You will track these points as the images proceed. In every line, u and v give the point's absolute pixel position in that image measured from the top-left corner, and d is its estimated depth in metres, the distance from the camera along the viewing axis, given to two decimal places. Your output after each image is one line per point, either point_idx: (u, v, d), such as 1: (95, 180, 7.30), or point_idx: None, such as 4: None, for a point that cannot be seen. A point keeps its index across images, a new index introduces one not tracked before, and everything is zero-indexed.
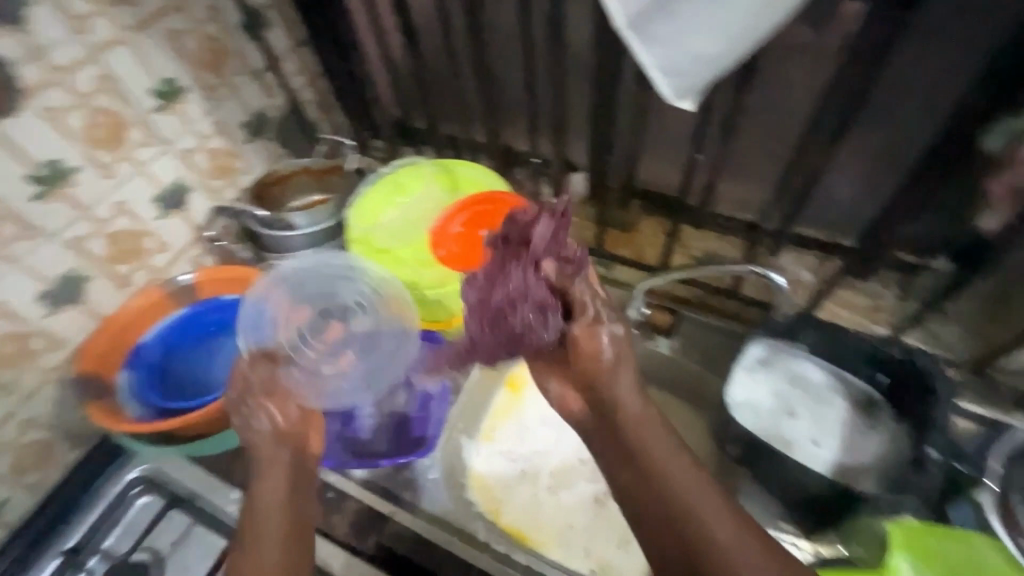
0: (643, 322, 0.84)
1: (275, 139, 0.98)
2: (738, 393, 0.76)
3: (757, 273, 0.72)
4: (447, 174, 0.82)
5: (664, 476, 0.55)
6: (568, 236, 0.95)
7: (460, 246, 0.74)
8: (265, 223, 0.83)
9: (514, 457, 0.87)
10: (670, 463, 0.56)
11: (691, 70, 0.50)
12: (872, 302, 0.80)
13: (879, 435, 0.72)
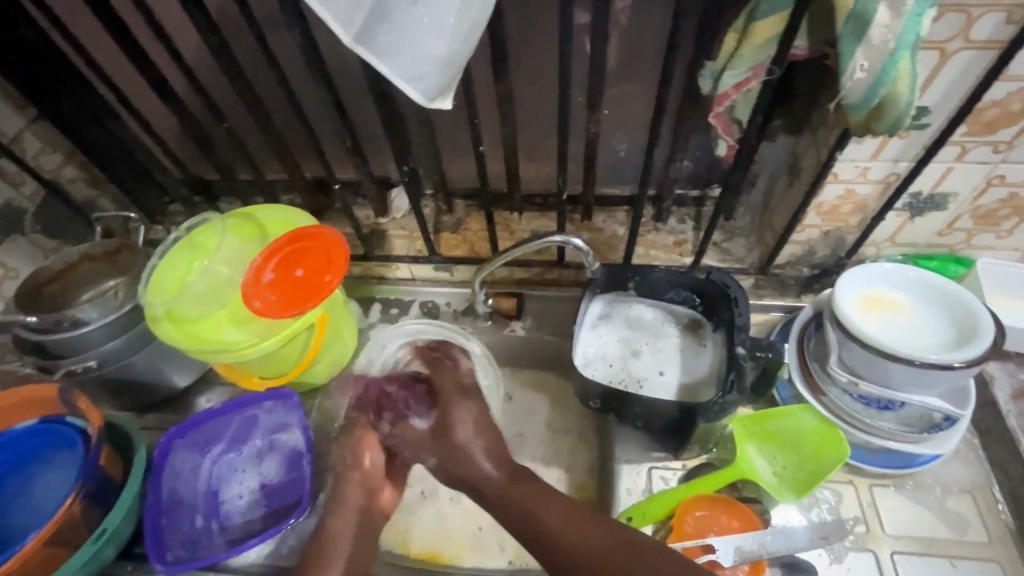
0: (494, 313, 0.90)
1: (41, 230, 0.86)
2: (588, 351, 0.82)
3: (562, 241, 0.78)
4: (249, 222, 0.77)
5: (549, 524, 0.59)
6: (402, 251, 0.94)
7: (278, 292, 0.69)
8: (42, 328, 0.72)
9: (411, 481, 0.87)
10: (535, 504, 0.62)
11: (429, 72, 0.51)
12: (677, 237, 0.89)
13: (710, 350, 0.82)
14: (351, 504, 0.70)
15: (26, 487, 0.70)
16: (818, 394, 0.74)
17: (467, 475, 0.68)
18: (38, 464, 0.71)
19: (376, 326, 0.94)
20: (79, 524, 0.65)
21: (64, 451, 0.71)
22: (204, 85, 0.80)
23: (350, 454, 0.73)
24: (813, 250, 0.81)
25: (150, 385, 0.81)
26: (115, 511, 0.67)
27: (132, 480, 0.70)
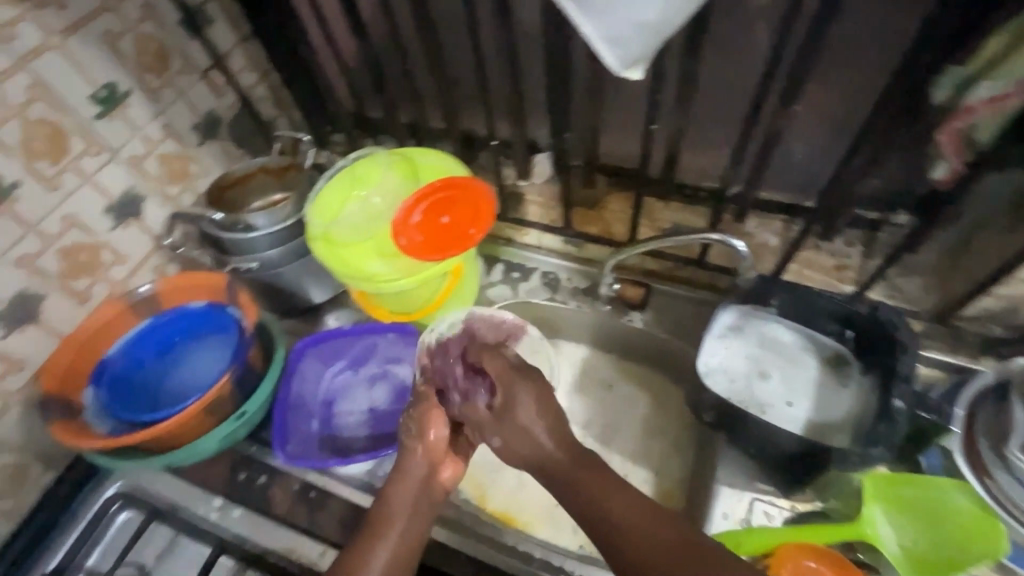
0: (615, 298, 0.87)
1: (230, 139, 0.96)
2: (711, 359, 0.77)
3: (720, 241, 0.72)
4: (407, 161, 0.80)
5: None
6: (536, 218, 0.95)
7: (423, 235, 0.72)
8: (223, 225, 0.81)
9: None
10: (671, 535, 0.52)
11: (634, 39, 0.49)
12: (838, 260, 0.80)
13: (852, 392, 0.73)
14: (410, 478, 0.66)
15: (186, 357, 0.81)
16: (983, 476, 0.63)
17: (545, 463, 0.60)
18: (201, 339, 0.82)
19: (495, 286, 0.95)
20: (227, 400, 0.73)
21: (220, 334, 0.81)
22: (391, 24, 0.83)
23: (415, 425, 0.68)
24: (1016, 309, 0.68)
25: (294, 294, 0.89)
26: (254, 397, 0.75)
27: (269, 374, 0.78)
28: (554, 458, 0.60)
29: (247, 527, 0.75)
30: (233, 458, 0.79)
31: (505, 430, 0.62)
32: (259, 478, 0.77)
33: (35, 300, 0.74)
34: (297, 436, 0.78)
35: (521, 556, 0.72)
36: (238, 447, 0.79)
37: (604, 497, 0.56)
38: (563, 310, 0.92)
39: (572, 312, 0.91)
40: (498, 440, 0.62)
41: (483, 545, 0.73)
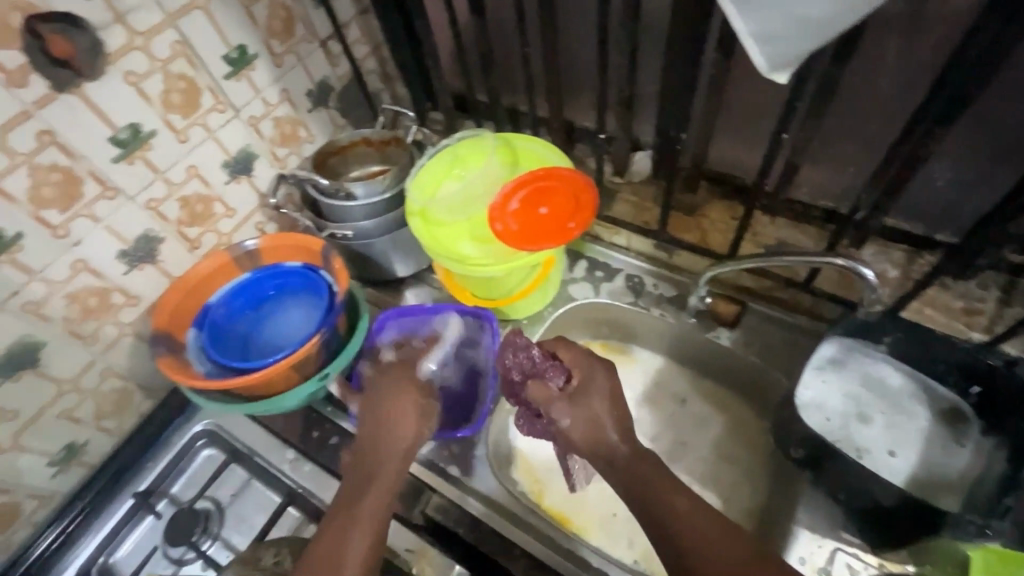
0: (704, 311, 0.83)
1: (337, 108, 0.99)
2: (806, 392, 0.72)
3: (845, 265, 0.65)
4: (509, 147, 0.80)
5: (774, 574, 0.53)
6: (628, 218, 0.91)
7: (519, 223, 0.71)
8: (325, 191, 0.84)
9: None
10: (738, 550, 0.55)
11: (791, 37, 0.45)
12: (967, 304, 0.72)
13: (967, 452, 0.66)
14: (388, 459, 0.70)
15: (278, 314, 0.84)
16: None
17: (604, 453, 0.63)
18: (295, 297, 0.85)
19: (576, 282, 0.92)
20: (312, 360, 0.76)
21: (312, 296, 0.84)
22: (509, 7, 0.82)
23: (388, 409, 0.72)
24: None
25: (381, 266, 0.92)
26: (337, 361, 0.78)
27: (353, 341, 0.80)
28: (618, 451, 0.63)
29: (313, 482, 0.78)
30: (309, 415, 0.82)
31: (577, 412, 0.65)
32: (331, 439, 0.80)
33: (153, 243, 0.79)
34: None
35: (576, 562, 0.70)
36: (313, 405, 0.82)
37: (669, 500, 0.59)
38: (644, 317, 0.88)
39: (653, 320, 0.87)
40: (568, 419, 0.64)
41: (541, 544, 0.71)
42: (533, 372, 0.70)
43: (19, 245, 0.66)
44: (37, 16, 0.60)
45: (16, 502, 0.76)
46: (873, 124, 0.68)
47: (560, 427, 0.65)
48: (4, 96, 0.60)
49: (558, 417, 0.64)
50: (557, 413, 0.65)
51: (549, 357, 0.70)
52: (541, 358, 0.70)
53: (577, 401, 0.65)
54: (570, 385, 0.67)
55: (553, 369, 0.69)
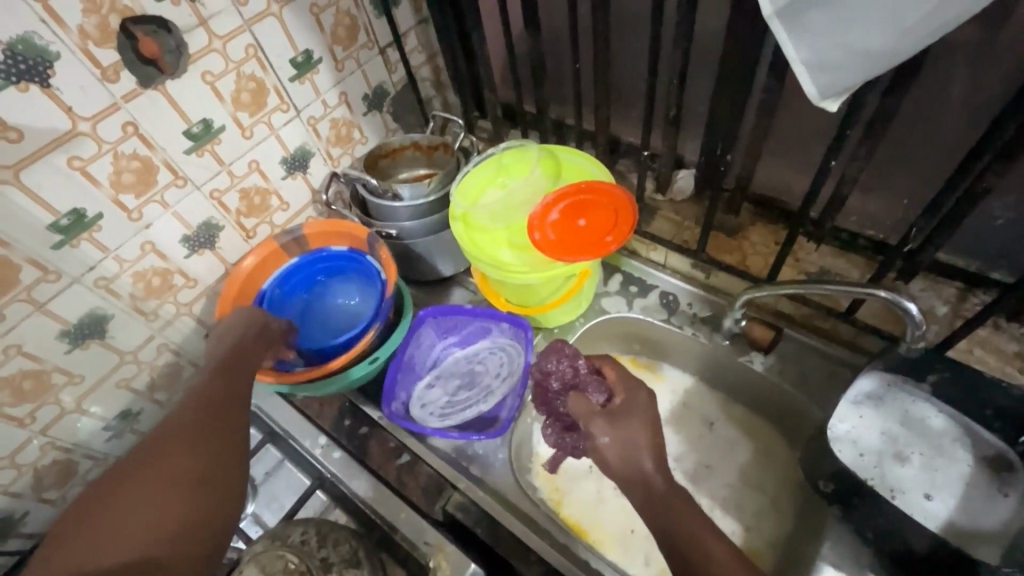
0: (738, 335, 0.81)
1: (390, 113, 1.03)
2: (840, 426, 0.70)
3: (888, 298, 0.63)
4: (552, 159, 0.81)
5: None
6: (667, 235, 0.91)
7: (558, 234, 0.72)
8: (374, 191, 0.88)
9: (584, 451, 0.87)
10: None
11: (846, 67, 0.45)
12: (1022, 348, 0.69)
13: (1013, 504, 0.63)
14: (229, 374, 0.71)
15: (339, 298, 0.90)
16: None
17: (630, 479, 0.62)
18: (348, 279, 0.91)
19: (610, 295, 0.93)
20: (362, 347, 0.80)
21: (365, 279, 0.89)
22: (562, 23, 0.84)
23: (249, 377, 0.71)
24: None
25: (421, 267, 0.95)
26: (383, 348, 0.82)
27: (397, 332, 0.83)
28: (653, 483, 0.60)
29: (343, 470, 0.80)
30: (343, 404, 0.86)
31: (616, 432, 0.64)
32: (361, 429, 0.84)
33: (213, 230, 0.85)
34: (401, 397, 0.83)
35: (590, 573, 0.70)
36: (348, 395, 0.86)
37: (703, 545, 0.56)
38: (676, 335, 0.88)
39: (685, 339, 0.87)
40: (609, 437, 0.63)
41: (555, 550, 0.72)
42: (575, 382, 0.70)
43: (98, 224, 0.72)
44: (131, 18, 0.66)
45: (74, 460, 0.82)
46: (928, 156, 0.66)
47: (597, 444, 0.64)
48: (97, 90, 0.66)
49: (599, 433, 0.64)
50: (596, 429, 0.64)
51: (595, 372, 0.70)
52: (585, 370, 0.70)
53: (617, 421, 0.64)
54: (612, 402, 0.66)
55: (597, 384, 0.68)
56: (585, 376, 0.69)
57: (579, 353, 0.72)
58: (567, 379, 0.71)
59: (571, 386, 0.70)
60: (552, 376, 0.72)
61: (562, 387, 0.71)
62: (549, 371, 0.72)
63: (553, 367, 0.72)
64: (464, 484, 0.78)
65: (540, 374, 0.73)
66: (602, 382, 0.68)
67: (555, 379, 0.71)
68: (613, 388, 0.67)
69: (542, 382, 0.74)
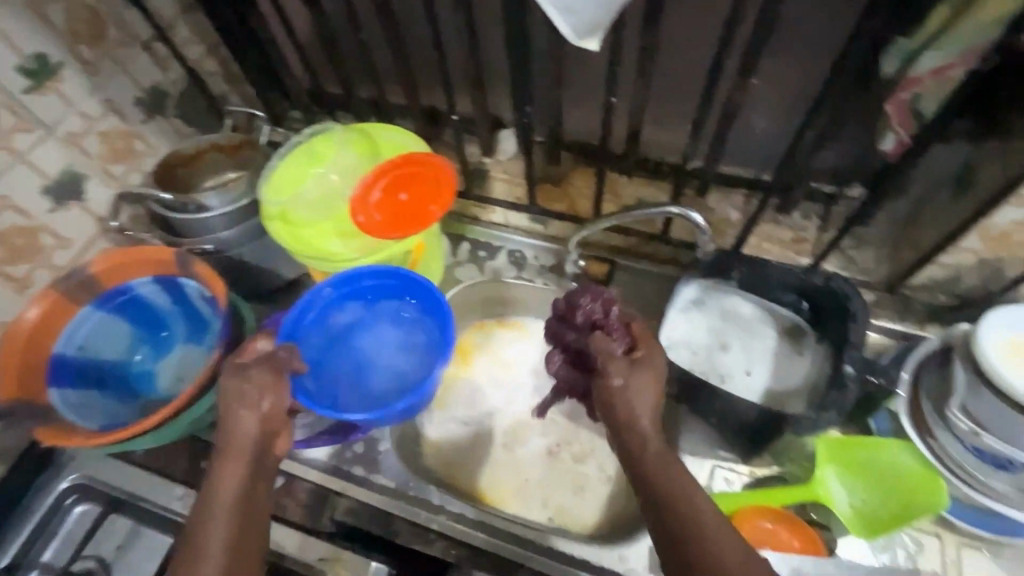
0: (581, 276, 0.87)
1: (178, 116, 0.91)
2: (674, 333, 0.79)
3: (679, 213, 0.72)
4: (364, 138, 0.78)
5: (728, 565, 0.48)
6: (501, 195, 0.95)
7: (384, 213, 0.70)
8: (172, 206, 0.78)
9: (466, 421, 0.87)
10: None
11: (588, 5, 0.48)
12: (796, 233, 0.82)
13: (807, 360, 0.76)
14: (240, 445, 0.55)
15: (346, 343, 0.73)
16: (924, 434, 0.67)
17: (622, 425, 0.57)
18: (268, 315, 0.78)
19: (461, 265, 0.94)
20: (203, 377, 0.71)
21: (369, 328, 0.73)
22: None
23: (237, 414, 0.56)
24: (960, 277, 0.71)
25: (255, 278, 0.87)
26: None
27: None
28: (647, 438, 0.56)
29: None
30: (195, 445, 0.77)
31: (632, 377, 0.58)
32: None
33: None
34: None
35: (486, 529, 0.71)
36: (198, 434, 0.77)
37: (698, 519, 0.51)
38: (530, 288, 0.91)
39: (538, 290, 0.91)
40: (623, 380, 0.57)
41: (450, 521, 0.72)
42: (599, 324, 0.67)
43: None
44: None
45: None
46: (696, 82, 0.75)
47: (608, 386, 0.58)
48: None
49: (614, 373, 0.58)
50: (613, 369, 0.58)
51: (623, 323, 0.65)
52: (614, 315, 0.66)
53: (635, 365, 0.59)
54: (634, 352, 0.60)
55: (621, 332, 0.64)
56: (615, 321, 0.65)
57: (615, 302, 0.68)
58: (592, 315, 0.68)
59: (595, 324, 0.67)
60: (581, 311, 0.69)
61: (586, 321, 0.69)
62: (574, 302, 0.70)
63: (590, 301, 0.69)
64: (349, 488, 0.74)
65: (566, 308, 0.71)
66: (627, 332, 0.64)
67: (582, 314, 0.69)
68: (637, 339, 0.62)
69: (565, 317, 0.72)
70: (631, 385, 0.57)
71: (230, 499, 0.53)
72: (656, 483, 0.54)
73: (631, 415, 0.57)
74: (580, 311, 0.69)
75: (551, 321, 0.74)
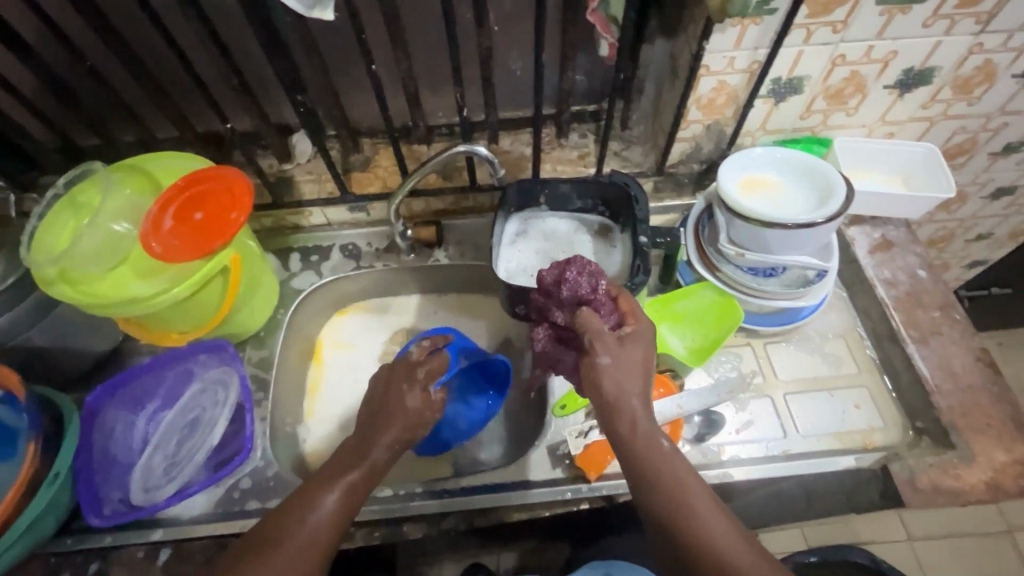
0: (413, 244, 0.91)
1: None
2: (510, 265, 0.87)
3: (467, 151, 0.77)
4: (138, 172, 0.73)
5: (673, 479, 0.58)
6: (313, 195, 0.92)
7: (184, 238, 0.67)
8: None
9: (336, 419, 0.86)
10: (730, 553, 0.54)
11: None
12: (580, 151, 0.94)
13: (619, 249, 0.87)
14: (400, 420, 0.66)
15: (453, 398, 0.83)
16: (715, 271, 0.83)
17: (609, 388, 0.62)
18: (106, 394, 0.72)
19: (297, 275, 0.92)
20: (26, 474, 0.63)
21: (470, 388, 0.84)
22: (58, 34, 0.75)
23: (395, 393, 0.67)
24: (700, 145, 0.88)
25: (61, 361, 0.77)
26: (63, 454, 0.65)
27: (69, 436, 0.67)
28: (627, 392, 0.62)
29: None
30: (48, 561, 0.67)
31: (620, 355, 0.63)
32: (90, 566, 0.67)
33: None
34: (113, 498, 0.68)
35: (400, 498, 0.72)
36: (48, 547, 0.67)
37: (673, 480, 0.58)
38: (373, 274, 0.94)
39: (381, 272, 0.93)
40: (610, 358, 0.62)
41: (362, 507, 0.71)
42: (586, 299, 0.68)
43: None
44: None
45: None
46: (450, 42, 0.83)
47: (596, 365, 0.63)
48: None
49: (601, 353, 0.62)
50: (602, 350, 0.63)
51: (612, 301, 0.68)
52: (602, 291, 0.68)
53: (624, 343, 0.64)
54: (622, 329, 0.65)
55: (608, 309, 0.67)
56: (602, 299, 0.68)
57: (601, 276, 0.70)
58: (578, 293, 0.68)
59: (582, 301, 0.68)
60: (567, 286, 0.69)
61: (573, 299, 0.69)
62: (563, 275, 0.70)
63: (582, 277, 0.69)
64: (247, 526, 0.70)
65: (554, 282, 0.71)
66: (614, 309, 0.68)
67: (568, 290, 0.69)
68: (625, 315, 0.66)
69: (551, 292, 0.72)
70: (619, 363, 0.62)
71: (365, 461, 0.63)
72: (643, 458, 0.59)
73: (618, 389, 0.62)
74: (569, 287, 0.69)
75: (535, 296, 0.74)
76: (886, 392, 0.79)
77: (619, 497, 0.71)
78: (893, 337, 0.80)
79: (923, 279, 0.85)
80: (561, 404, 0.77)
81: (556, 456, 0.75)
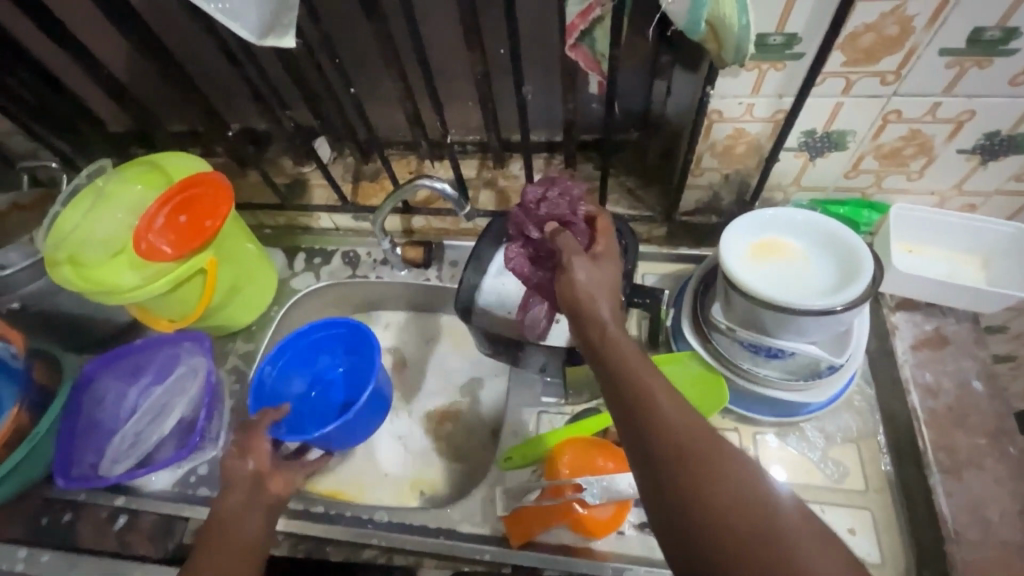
0: (403, 261, 0.91)
1: None
2: (488, 298, 0.82)
3: (426, 186, 0.75)
4: (152, 170, 0.79)
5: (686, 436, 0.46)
6: (320, 201, 0.95)
7: (173, 238, 0.72)
8: None
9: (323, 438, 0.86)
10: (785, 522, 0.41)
11: (247, 7, 0.51)
12: (590, 185, 0.88)
13: None
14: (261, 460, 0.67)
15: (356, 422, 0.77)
16: (706, 342, 0.73)
17: (580, 308, 0.57)
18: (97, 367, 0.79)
19: (298, 275, 0.96)
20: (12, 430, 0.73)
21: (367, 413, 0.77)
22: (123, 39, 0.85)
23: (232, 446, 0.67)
24: (719, 195, 0.78)
25: (81, 328, 0.87)
26: (46, 416, 0.75)
27: (60, 393, 0.77)
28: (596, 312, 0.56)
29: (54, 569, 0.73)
30: (35, 503, 0.77)
31: (596, 270, 0.59)
32: (63, 516, 0.76)
33: None
34: (87, 461, 0.76)
35: (332, 517, 0.73)
36: (35, 491, 0.77)
37: (692, 434, 0.46)
38: (364, 284, 0.94)
39: (372, 284, 0.94)
40: (587, 274, 0.58)
41: (294, 517, 0.73)
42: (561, 220, 0.68)
43: None
44: None
45: None
46: (454, 63, 0.80)
47: (572, 279, 0.58)
48: None
49: (578, 268, 0.59)
50: (577, 263, 0.59)
51: (586, 223, 0.67)
52: (579, 213, 0.67)
53: (599, 260, 0.61)
54: (595, 247, 0.63)
55: (581, 231, 0.67)
56: (578, 219, 0.67)
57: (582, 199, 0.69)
58: (556, 211, 0.68)
59: (559, 219, 0.68)
60: (545, 204, 0.69)
61: (551, 218, 0.68)
62: (544, 195, 0.69)
63: (558, 192, 0.69)
64: (191, 511, 0.75)
65: (534, 200, 0.70)
66: (588, 232, 0.67)
67: (546, 207, 0.68)
68: (597, 236, 0.65)
69: (529, 210, 0.70)
70: (592, 276, 0.58)
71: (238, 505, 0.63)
72: (651, 402, 0.49)
73: (589, 314, 0.56)
74: (539, 206, 0.69)
75: (512, 213, 0.72)
76: (897, 524, 0.66)
77: (542, 569, 0.67)
78: (917, 459, 0.66)
79: (974, 392, 0.69)
80: (506, 456, 0.73)
81: (489, 509, 0.71)
